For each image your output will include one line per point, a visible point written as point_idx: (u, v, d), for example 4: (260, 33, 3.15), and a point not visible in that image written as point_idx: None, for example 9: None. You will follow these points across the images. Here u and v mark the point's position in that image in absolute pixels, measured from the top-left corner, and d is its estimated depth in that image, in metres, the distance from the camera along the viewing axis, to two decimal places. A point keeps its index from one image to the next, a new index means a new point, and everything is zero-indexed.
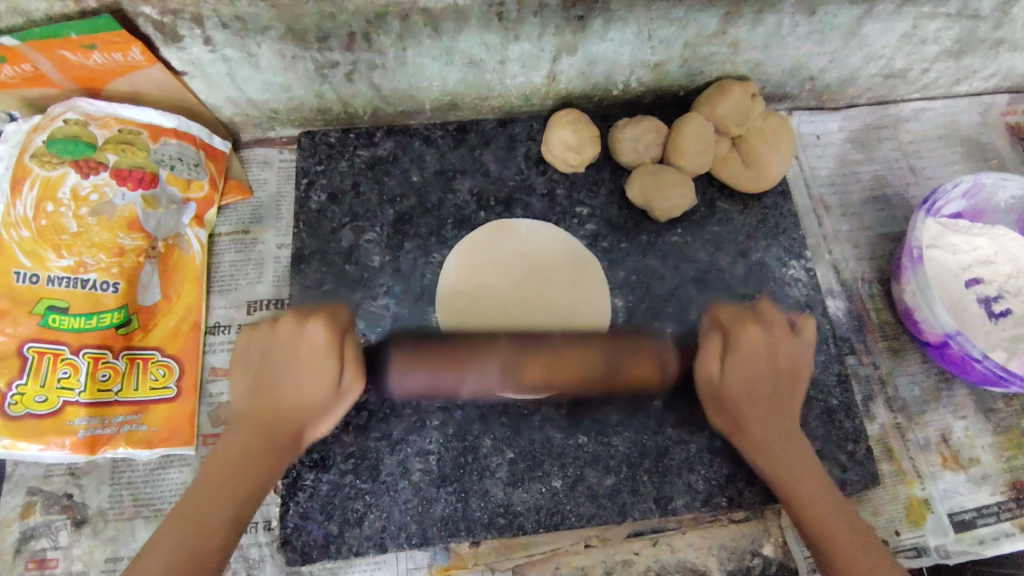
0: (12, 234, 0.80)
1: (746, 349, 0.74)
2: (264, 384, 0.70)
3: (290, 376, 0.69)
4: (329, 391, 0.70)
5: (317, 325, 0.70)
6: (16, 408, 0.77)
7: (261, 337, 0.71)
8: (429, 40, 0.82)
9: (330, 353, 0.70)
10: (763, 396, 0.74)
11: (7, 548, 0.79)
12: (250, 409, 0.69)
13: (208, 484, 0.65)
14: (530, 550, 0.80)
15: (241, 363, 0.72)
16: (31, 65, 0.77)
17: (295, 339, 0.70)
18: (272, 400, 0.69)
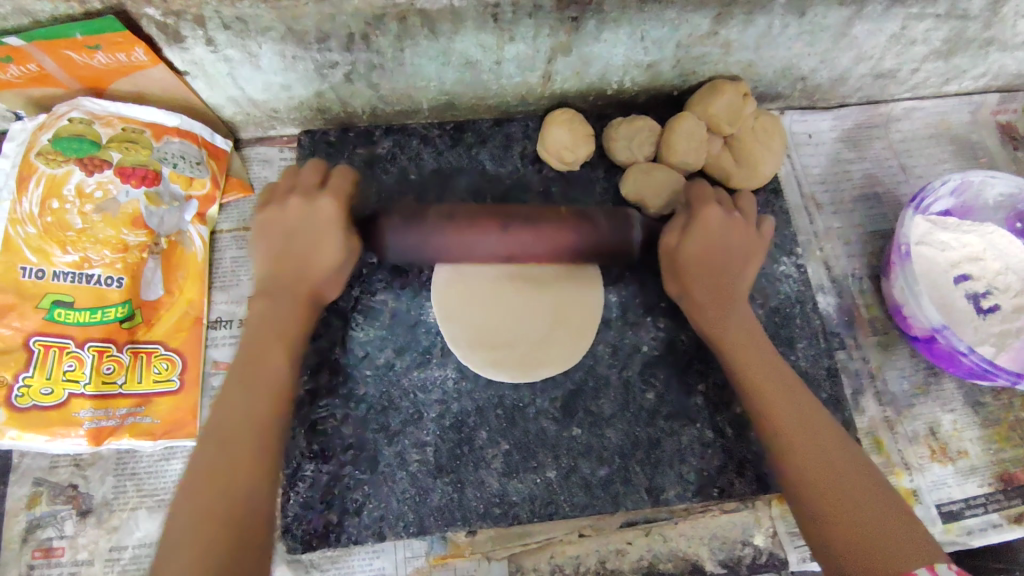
0: (19, 230, 0.82)
1: (704, 253, 0.79)
2: (285, 253, 0.77)
3: (310, 244, 0.77)
4: (340, 254, 0.78)
5: (325, 198, 0.77)
6: (22, 399, 0.79)
7: (275, 218, 0.77)
8: (427, 40, 0.84)
9: (339, 217, 0.77)
10: (717, 257, 0.79)
11: (14, 537, 0.81)
12: (274, 273, 0.77)
13: (205, 500, 0.63)
14: (525, 539, 0.82)
15: (259, 240, 0.78)
16: (37, 65, 0.79)
17: (308, 212, 0.77)
18: (293, 262, 0.77)
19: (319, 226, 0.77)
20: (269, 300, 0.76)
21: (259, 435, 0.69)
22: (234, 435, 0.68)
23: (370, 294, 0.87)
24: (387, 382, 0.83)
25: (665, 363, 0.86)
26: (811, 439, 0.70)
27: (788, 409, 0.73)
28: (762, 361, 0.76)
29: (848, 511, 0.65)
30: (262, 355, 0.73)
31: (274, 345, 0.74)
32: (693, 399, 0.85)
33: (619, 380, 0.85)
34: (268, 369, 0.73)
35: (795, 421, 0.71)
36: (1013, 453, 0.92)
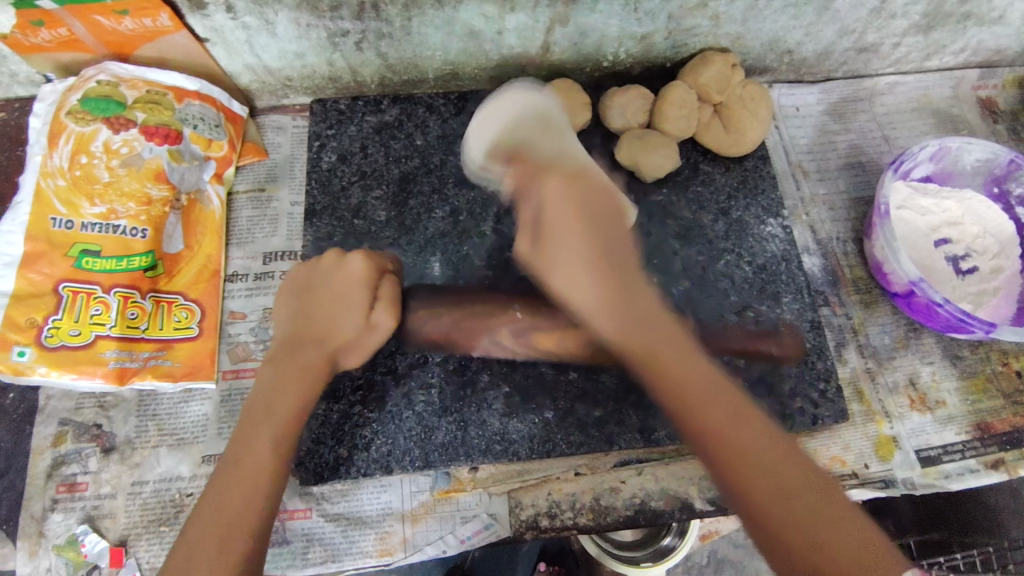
0: (50, 183, 0.87)
1: (559, 210, 0.74)
2: (309, 312, 0.82)
3: (332, 306, 0.81)
4: (359, 322, 0.81)
5: (353, 257, 0.83)
6: (51, 339, 0.84)
7: (307, 274, 0.84)
8: (432, 10, 0.90)
9: (360, 283, 0.82)
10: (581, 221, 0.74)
11: (40, 472, 0.86)
12: (294, 331, 0.82)
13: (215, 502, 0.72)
14: (524, 476, 0.86)
15: (286, 297, 0.84)
16: (68, 30, 0.85)
17: (337, 273, 0.83)
18: (312, 325, 0.81)
19: (343, 282, 0.82)
20: (284, 360, 0.80)
21: (244, 499, 0.72)
22: (223, 504, 0.72)
23: (379, 249, 0.95)
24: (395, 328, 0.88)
25: None
26: (752, 460, 0.68)
27: (737, 442, 0.69)
28: (692, 379, 0.72)
29: (806, 537, 0.65)
30: (253, 420, 0.77)
31: (282, 390, 0.78)
32: None
33: None
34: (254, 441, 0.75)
35: (708, 427, 0.70)
36: (990, 404, 0.97)
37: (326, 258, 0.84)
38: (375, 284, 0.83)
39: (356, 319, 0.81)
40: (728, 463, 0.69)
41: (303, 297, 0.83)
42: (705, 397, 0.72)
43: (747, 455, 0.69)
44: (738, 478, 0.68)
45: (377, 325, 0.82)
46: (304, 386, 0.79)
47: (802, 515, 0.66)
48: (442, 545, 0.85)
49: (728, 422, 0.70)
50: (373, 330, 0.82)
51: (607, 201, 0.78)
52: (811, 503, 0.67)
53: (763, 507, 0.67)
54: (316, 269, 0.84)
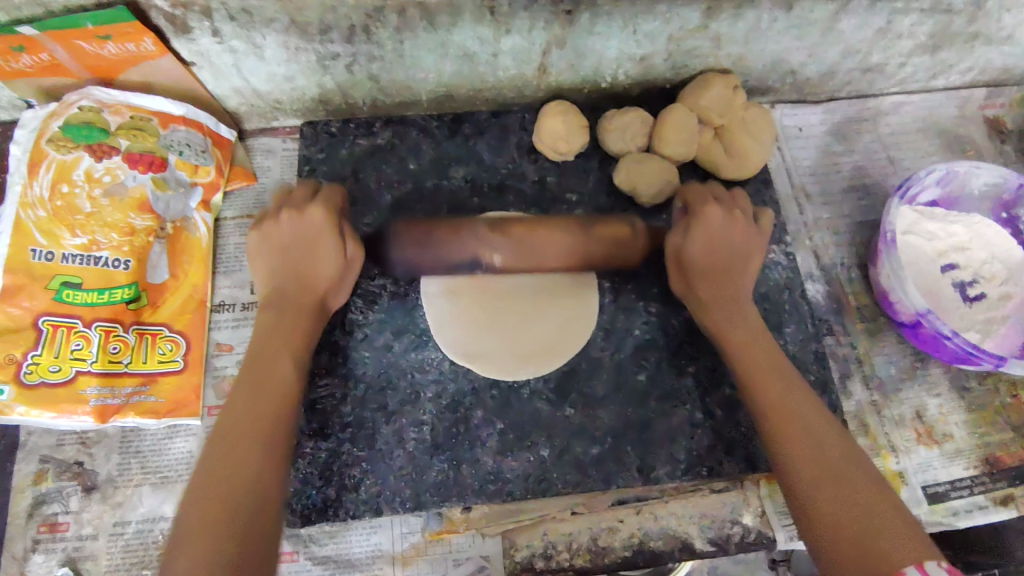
0: (30, 214, 0.85)
1: (715, 242, 0.82)
2: (282, 267, 0.80)
3: (304, 258, 0.79)
4: (337, 262, 0.80)
5: (314, 206, 0.80)
6: (31, 376, 0.81)
7: (270, 234, 0.80)
8: (425, 33, 0.87)
9: (331, 233, 0.80)
10: (722, 265, 0.82)
11: (20, 512, 0.83)
12: (279, 288, 0.79)
13: (221, 459, 0.66)
14: (519, 516, 0.84)
15: (258, 255, 0.81)
16: (49, 55, 0.82)
17: (298, 228, 0.80)
18: (296, 279, 0.79)
19: (311, 234, 0.80)
20: (273, 311, 0.78)
21: (250, 459, 0.67)
22: (222, 467, 0.66)
23: (368, 279, 0.89)
24: (386, 363, 0.86)
25: (656, 347, 0.89)
26: (820, 460, 0.68)
27: (797, 412, 0.73)
28: (769, 372, 0.76)
29: (835, 510, 0.65)
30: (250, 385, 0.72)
31: (279, 344, 0.76)
32: (683, 380, 0.87)
33: (612, 362, 0.88)
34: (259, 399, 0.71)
35: (798, 430, 0.71)
36: (999, 437, 0.94)
37: (285, 216, 0.80)
38: (342, 230, 0.81)
39: (336, 262, 0.80)
40: (778, 433, 0.72)
41: (277, 257, 0.80)
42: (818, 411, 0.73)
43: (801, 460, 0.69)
44: (796, 447, 0.70)
45: (353, 260, 0.82)
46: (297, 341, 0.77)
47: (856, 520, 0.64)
48: None
49: (805, 423, 0.71)
50: (351, 267, 0.83)
51: (734, 229, 0.83)
52: (871, 505, 0.64)
53: (807, 464, 0.69)
54: (281, 228, 0.80)
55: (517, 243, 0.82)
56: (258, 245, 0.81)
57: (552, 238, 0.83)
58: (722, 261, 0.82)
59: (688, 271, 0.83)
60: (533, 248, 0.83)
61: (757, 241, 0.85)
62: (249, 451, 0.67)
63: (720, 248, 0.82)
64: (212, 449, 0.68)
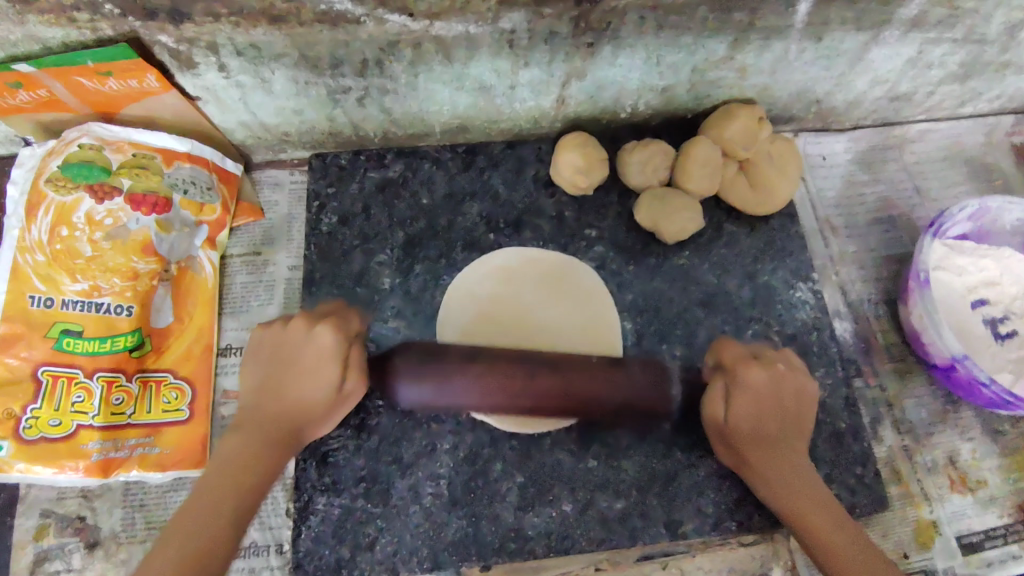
0: (28, 258, 0.81)
1: (756, 392, 0.74)
2: (273, 389, 0.71)
3: (302, 373, 0.71)
4: (332, 392, 0.72)
5: (326, 329, 0.72)
6: (30, 431, 0.78)
7: (273, 340, 0.72)
8: (441, 66, 0.83)
9: (334, 359, 0.71)
10: (772, 421, 0.74)
11: (20, 569, 0.80)
12: (256, 404, 0.71)
13: (194, 516, 0.65)
14: (539, 574, 0.79)
15: (253, 363, 0.73)
16: (47, 91, 0.79)
17: (306, 342, 0.71)
18: (280, 392, 0.71)
19: (317, 356, 0.71)
20: (246, 438, 0.69)
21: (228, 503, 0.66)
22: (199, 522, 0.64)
23: (382, 320, 0.89)
24: (400, 413, 0.82)
25: None
26: (813, 508, 0.72)
27: (797, 495, 0.73)
28: (794, 480, 0.73)
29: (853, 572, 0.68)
30: (243, 440, 0.69)
31: (263, 449, 0.69)
32: None
33: None
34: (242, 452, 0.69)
35: (803, 498, 0.73)
36: None
37: (295, 323, 0.73)
38: (349, 352, 0.73)
39: (330, 391, 0.71)
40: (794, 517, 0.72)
41: (269, 363, 0.72)
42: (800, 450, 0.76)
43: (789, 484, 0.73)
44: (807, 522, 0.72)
45: (351, 395, 0.74)
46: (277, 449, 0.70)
47: (840, 554, 0.69)
48: None
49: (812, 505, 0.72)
50: (347, 401, 0.74)
51: (776, 393, 0.74)
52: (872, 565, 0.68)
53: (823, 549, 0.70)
54: (284, 334, 0.72)
55: (526, 372, 0.75)
56: (256, 344, 0.73)
57: (536, 380, 0.74)
58: (771, 421, 0.74)
59: (732, 436, 0.75)
60: (530, 361, 0.76)
61: (809, 401, 0.77)
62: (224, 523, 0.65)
63: (774, 405, 0.74)
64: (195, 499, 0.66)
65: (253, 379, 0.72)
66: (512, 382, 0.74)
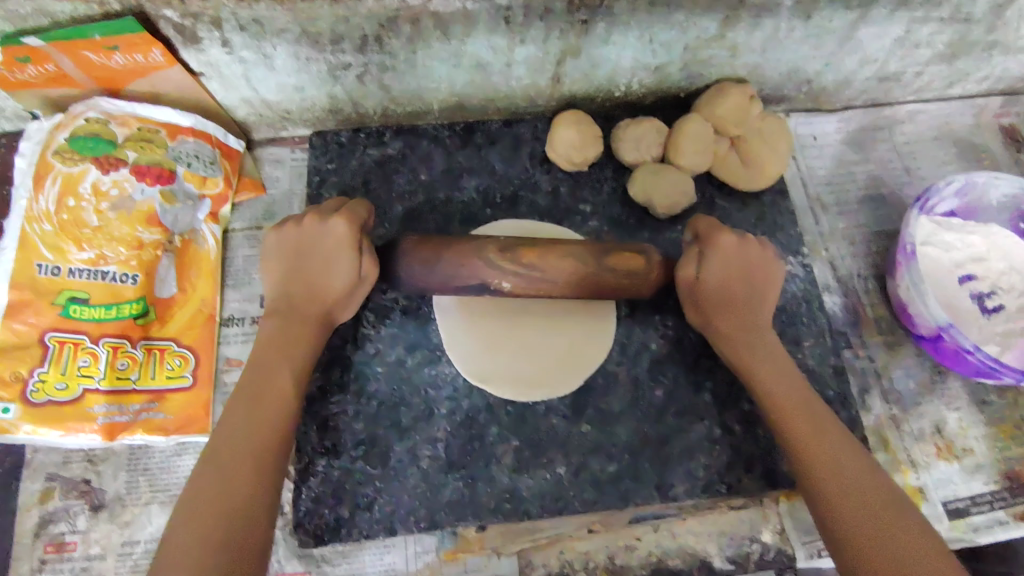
0: (36, 228, 0.83)
1: (722, 280, 0.77)
2: (297, 275, 0.77)
3: (322, 264, 0.76)
4: (351, 275, 0.76)
5: (337, 219, 0.76)
6: (37, 394, 0.80)
7: (289, 241, 0.78)
8: (438, 42, 0.85)
9: (347, 243, 0.75)
10: (741, 289, 0.78)
11: (26, 532, 0.82)
12: (284, 291, 0.77)
13: (214, 470, 0.65)
14: (536, 535, 0.83)
15: (275, 259, 0.78)
16: (55, 65, 0.81)
17: (320, 237, 0.77)
18: (305, 274, 0.77)
19: (332, 244, 0.76)
20: (280, 324, 0.76)
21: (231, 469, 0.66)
22: (214, 496, 0.63)
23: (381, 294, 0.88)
24: (399, 379, 0.84)
25: (673, 361, 0.87)
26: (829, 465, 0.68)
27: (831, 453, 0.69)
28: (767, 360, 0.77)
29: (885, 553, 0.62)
30: (250, 404, 0.70)
31: (278, 360, 0.74)
32: (701, 396, 0.86)
33: (628, 378, 0.86)
34: (258, 423, 0.69)
35: (788, 400, 0.74)
36: (1019, 451, 0.93)
37: (307, 220, 0.78)
38: (360, 244, 0.76)
39: (349, 278, 0.76)
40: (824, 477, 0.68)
41: (289, 260, 0.78)
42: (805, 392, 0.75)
43: (805, 438, 0.71)
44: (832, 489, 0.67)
45: (366, 279, 0.77)
46: (303, 358, 0.75)
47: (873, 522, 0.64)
48: None
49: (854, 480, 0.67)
50: (364, 286, 0.78)
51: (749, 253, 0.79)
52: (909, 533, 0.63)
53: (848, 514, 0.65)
54: (299, 231, 0.77)
55: (511, 275, 0.79)
56: (274, 246, 0.78)
57: (565, 274, 0.76)
58: (739, 284, 0.78)
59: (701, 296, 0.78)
60: (533, 301, 0.78)
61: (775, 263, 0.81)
62: (242, 483, 0.65)
63: (738, 265, 0.78)
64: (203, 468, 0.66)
65: (278, 270, 0.78)
66: (540, 294, 0.76)
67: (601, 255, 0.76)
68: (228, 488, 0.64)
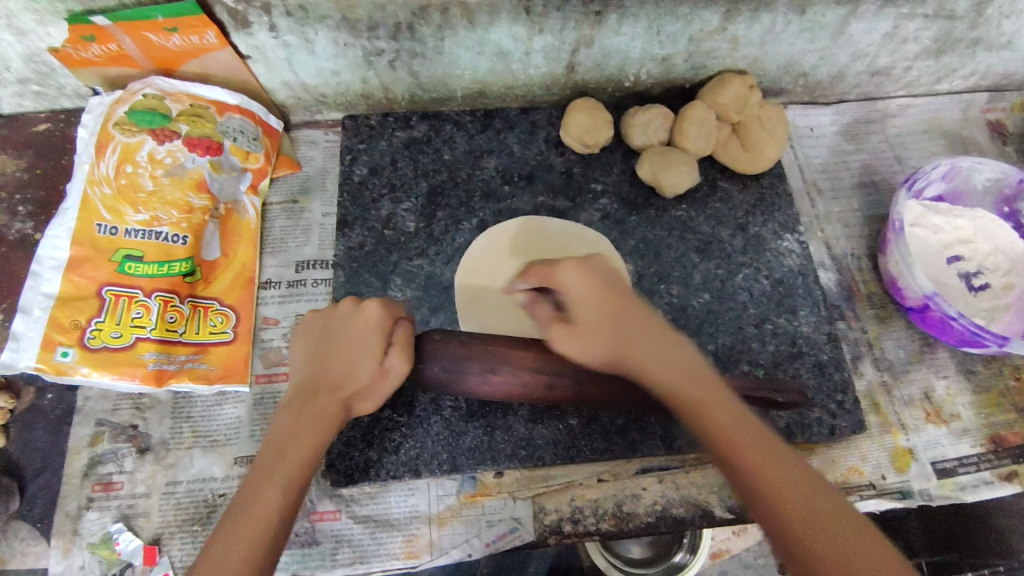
0: (97, 191, 0.91)
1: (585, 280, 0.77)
2: (326, 357, 0.79)
3: (346, 352, 0.78)
4: (375, 365, 0.77)
5: (371, 301, 0.80)
6: (94, 341, 0.87)
7: (323, 321, 0.81)
8: (464, 31, 0.94)
9: (377, 329, 0.78)
10: (612, 294, 0.76)
11: (76, 472, 0.89)
12: (311, 374, 0.78)
13: (227, 534, 0.68)
14: (548, 481, 0.89)
15: (304, 342, 0.81)
16: (117, 45, 0.89)
17: (353, 316, 0.80)
18: (328, 367, 0.78)
19: (362, 326, 0.79)
20: (298, 409, 0.75)
21: (246, 534, 0.68)
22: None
23: (407, 259, 0.98)
24: None
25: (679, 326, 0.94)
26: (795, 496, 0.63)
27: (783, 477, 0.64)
28: (659, 348, 0.73)
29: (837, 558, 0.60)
30: (261, 475, 0.71)
31: (297, 434, 0.74)
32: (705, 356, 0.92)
33: None
34: (262, 497, 0.70)
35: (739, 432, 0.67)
36: (1004, 417, 0.98)
37: (344, 303, 0.81)
38: (390, 332, 0.79)
39: (374, 367, 0.77)
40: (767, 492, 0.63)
41: (319, 342, 0.80)
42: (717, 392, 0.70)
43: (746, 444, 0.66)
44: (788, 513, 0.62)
45: (392, 371, 0.78)
46: (320, 436, 0.75)
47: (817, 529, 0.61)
48: (467, 548, 0.87)
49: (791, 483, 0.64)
50: (390, 378, 0.78)
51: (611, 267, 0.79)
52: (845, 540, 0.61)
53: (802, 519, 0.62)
54: (334, 316, 0.81)
55: (550, 368, 0.80)
56: (306, 329, 0.82)
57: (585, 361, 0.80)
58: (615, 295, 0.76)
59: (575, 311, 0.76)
60: (558, 374, 0.80)
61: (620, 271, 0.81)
62: (249, 551, 0.67)
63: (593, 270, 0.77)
64: (226, 525, 0.69)
65: (306, 351, 0.80)
66: (544, 382, 0.81)
67: (632, 375, 0.81)
68: (231, 554, 0.66)
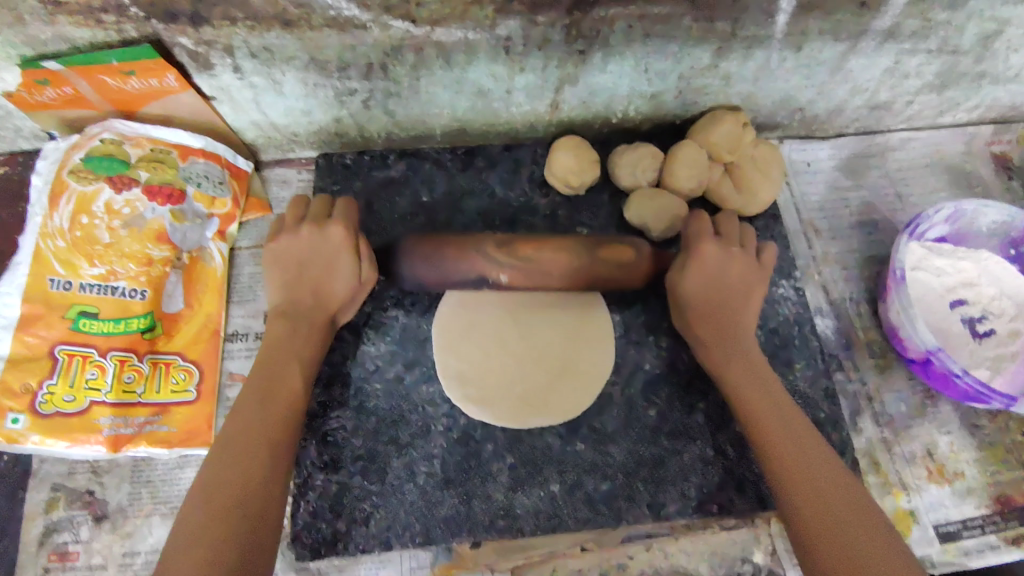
0: (50, 244, 0.86)
1: (703, 288, 0.82)
2: (296, 281, 0.80)
3: (320, 273, 0.80)
4: (350, 280, 0.81)
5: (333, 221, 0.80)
6: (45, 406, 0.82)
7: (284, 249, 0.81)
8: (441, 70, 0.89)
9: (344, 248, 0.80)
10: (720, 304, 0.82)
11: (30, 541, 0.83)
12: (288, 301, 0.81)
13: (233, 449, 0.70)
14: (529, 551, 0.84)
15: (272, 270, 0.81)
16: (73, 88, 0.84)
17: (319, 243, 0.80)
18: (304, 286, 0.80)
19: (330, 251, 0.80)
20: (288, 329, 0.79)
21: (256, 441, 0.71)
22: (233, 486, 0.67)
23: (381, 310, 0.91)
24: (397, 397, 0.86)
25: (667, 382, 0.89)
26: (817, 489, 0.70)
27: (808, 470, 0.71)
28: (737, 360, 0.81)
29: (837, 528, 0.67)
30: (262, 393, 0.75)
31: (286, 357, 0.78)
32: (694, 417, 0.87)
33: (622, 398, 0.88)
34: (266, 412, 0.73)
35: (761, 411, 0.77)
36: (1010, 475, 0.94)
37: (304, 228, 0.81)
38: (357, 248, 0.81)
39: (350, 280, 0.81)
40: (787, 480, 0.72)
41: (288, 269, 0.81)
42: (794, 411, 0.78)
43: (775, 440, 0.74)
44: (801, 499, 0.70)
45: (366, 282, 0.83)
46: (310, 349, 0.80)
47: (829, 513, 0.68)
48: None
49: (804, 465, 0.72)
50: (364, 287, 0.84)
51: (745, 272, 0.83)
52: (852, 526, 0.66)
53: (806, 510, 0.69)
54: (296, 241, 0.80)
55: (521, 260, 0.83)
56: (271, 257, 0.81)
57: (550, 267, 0.84)
58: (717, 300, 0.82)
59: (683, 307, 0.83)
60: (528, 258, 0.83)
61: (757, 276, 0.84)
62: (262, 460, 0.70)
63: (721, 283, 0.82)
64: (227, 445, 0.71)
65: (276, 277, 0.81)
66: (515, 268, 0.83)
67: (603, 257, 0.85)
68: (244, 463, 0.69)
